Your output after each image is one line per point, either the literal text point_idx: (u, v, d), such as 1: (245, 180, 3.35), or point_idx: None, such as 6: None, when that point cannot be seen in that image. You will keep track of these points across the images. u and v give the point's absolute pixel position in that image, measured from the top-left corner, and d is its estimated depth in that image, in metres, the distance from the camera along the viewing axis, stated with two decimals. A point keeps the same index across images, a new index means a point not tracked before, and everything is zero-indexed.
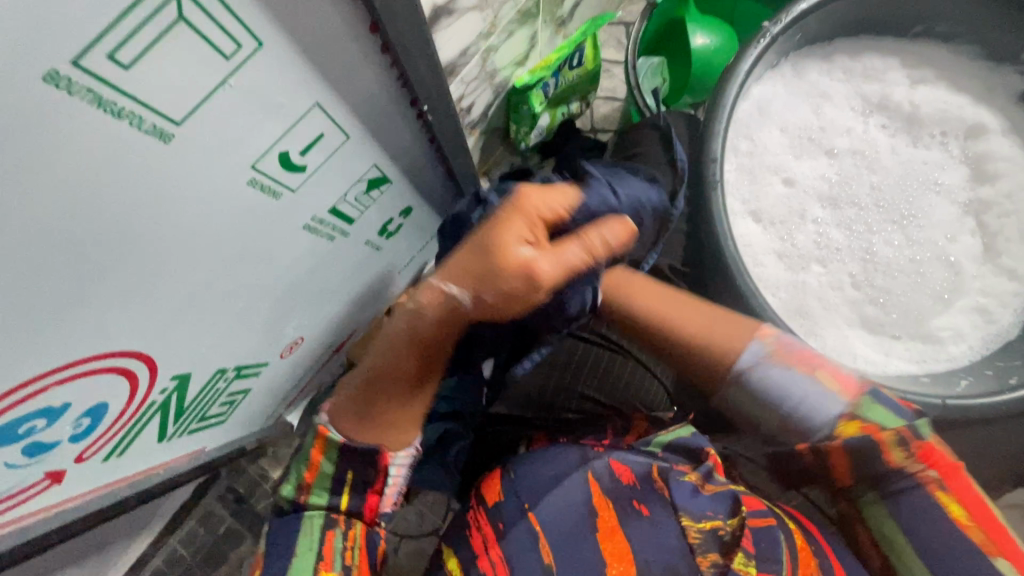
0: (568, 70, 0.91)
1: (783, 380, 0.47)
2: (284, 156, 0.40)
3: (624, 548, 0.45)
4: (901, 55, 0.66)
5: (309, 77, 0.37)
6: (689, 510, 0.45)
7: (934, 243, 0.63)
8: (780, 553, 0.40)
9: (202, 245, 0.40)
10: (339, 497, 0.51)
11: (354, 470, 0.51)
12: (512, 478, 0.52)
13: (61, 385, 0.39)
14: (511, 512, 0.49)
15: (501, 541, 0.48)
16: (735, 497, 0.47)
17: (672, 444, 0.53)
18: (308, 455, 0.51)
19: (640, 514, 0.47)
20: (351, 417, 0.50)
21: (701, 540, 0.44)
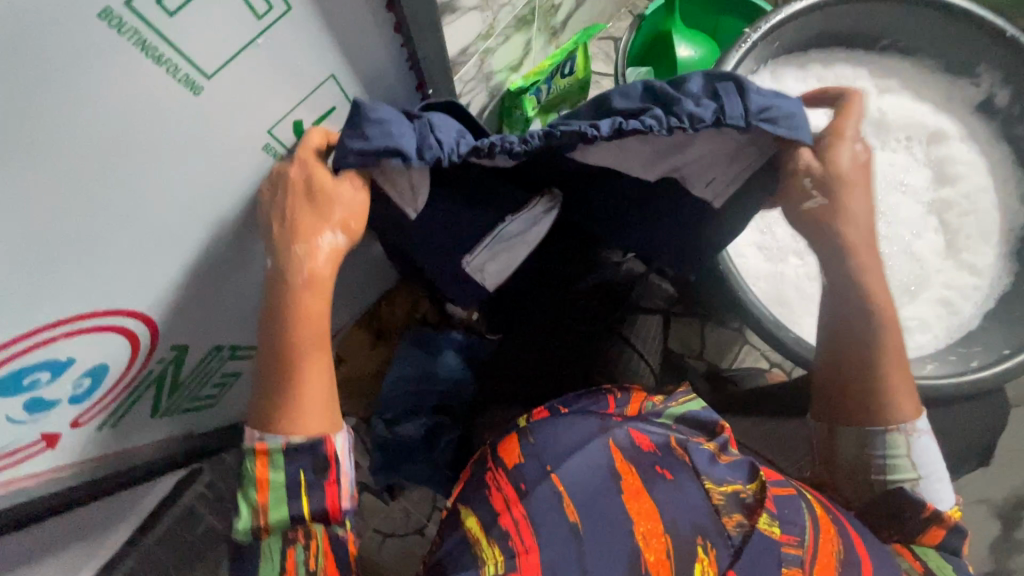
0: (560, 77, 0.94)
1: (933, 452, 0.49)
2: (298, 124, 0.43)
3: (650, 508, 0.42)
4: (869, 66, 0.72)
5: (329, 48, 0.39)
6: (711, 476, 0.45)
7: (901, 238, 0.68)
8: (803, 519, 0.41)
9: (214, 206, 0.42)
10: (299, 503, 0.43)
11: (304, 469, 0.43)
12: (532, 442, 0.48)
13: (69, 337, 0.40)
14: (532, 472, 0.46)
15: (523, 500, 0.44)
16: (752, 467, 0.47)
17: (685, 416, 0.52)
18: (252, 481, 0.43)
19: (664, 479, 0.44)
20: (282, 411, 0.43)
21: (724, 502, 0.43)
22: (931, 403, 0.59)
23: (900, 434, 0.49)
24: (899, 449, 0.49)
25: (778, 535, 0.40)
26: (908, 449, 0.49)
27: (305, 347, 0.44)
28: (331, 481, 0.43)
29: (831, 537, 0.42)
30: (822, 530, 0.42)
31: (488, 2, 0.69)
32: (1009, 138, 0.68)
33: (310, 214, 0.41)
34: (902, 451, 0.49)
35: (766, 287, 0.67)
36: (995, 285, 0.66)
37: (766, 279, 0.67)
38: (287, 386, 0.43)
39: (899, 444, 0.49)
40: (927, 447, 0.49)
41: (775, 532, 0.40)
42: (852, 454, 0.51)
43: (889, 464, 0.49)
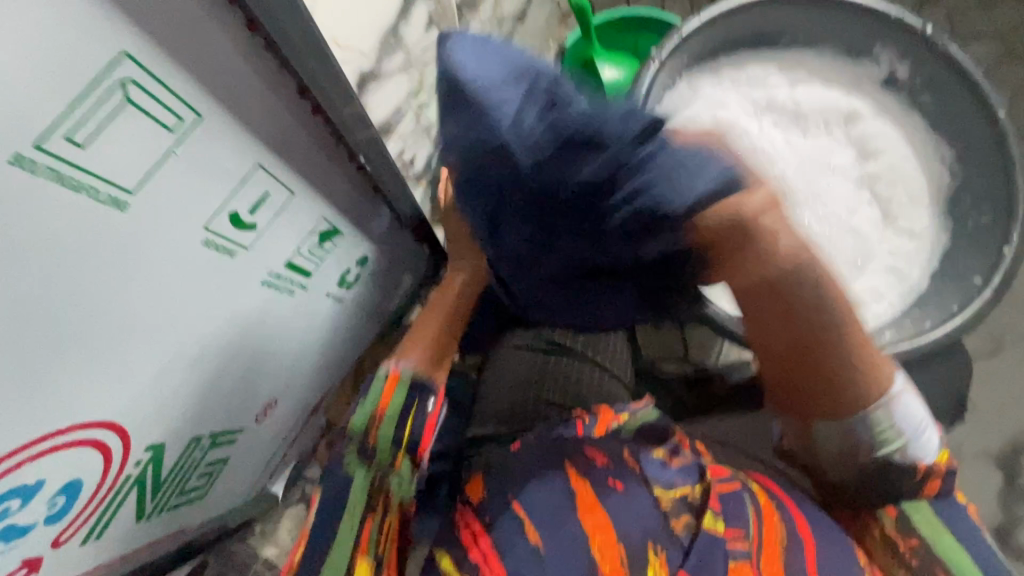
0: None
1: (914, 413, 0.50)
2: (234, 215, 0.44)
3: (605, 521, 0.44)
4: (778, 62, 0.76)
5: (250, 140, 0.41)
6: (661, 481, 0.48)
7: (839, 216, 0.70)
8: (745, 513, 0.44)
9: (164, 308, 0.43)
10: (404, 430, 0.51)
11: (418, 400, 0.53)
12: (495, 477, 0.51)
13: (35, 459, 0.40)
14: (495, 505, 0.47)
15: (490, 532, 0.46)
16: (702, 469, 0.49)
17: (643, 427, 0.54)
18: (378, 393, 0.53)
19: (616, 490, 0.46)
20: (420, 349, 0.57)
21: (672, 506, 0.46)
22: None
23: (882, 411, 0.49)
24: (884, 426, 0.49)
25: (723, 531, 0.43)
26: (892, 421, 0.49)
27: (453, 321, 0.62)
28: (430, 428, 0.52)
29: (773, 525, 0.45)
30: (766, 519, 0.45)
31: (411, 63, 0.72)
32: (919, 107, 0.72)
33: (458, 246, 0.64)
34: (886, 422, 0.49)
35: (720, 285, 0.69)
36: (935, 246, 0.69)
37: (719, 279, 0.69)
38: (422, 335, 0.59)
39: (884, 418, 0.49)
40: (908, 409, 0.49)
41: (720, 529, 0.43)
42: (836, 443, 0.52)
43: (878, 440, 0.50)
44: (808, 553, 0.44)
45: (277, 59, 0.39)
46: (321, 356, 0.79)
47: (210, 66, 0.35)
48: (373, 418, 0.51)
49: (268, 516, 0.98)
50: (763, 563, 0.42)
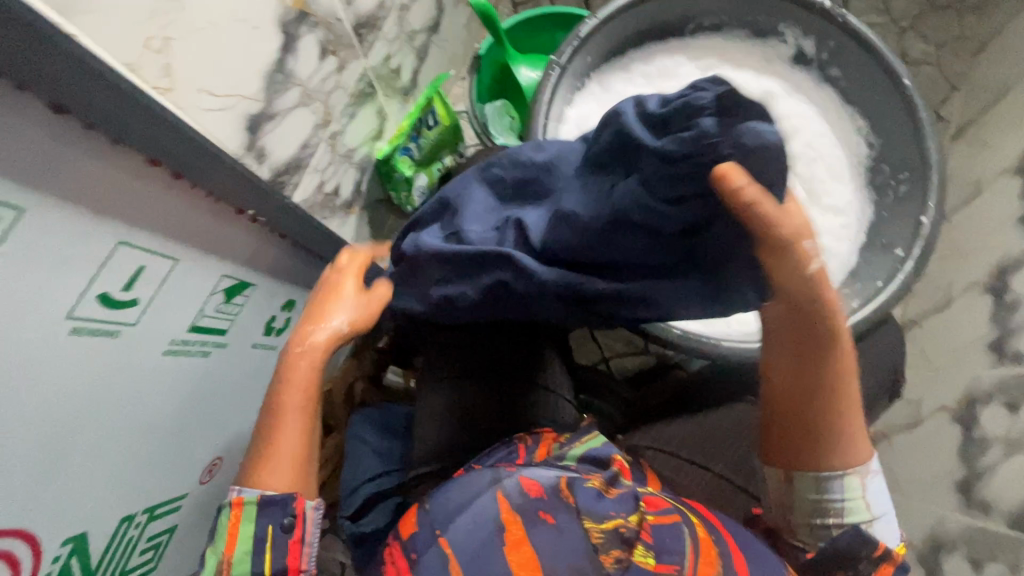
0: (427, 130, 0.98)
1: (876, 491, 0.53)
2: (105, 296, 0.42)
3: (531, 556, 0.39)
4: (687, 51, 0.75)
5: (99, 218, 0.39)
6: (593, 512, 0.42)
7: None
8: (681, 545, 0.41)
9: (41, 405, 0.41)
10: (262, 566, 0.47)
11: (273, 523, 0.47)
12: (427, 509, 0.46)
13: None
14: (422, 541, 0.43)
15: (412, 571, 0.42)
16: (637, 497, 0.45)
17: (585, 456, 0.54)
18: (223, 534, 0.47)
19: (546, 523, 0.41)
20: (261, 467, 0.50)
21: (604, 540, 0.41)
22: None
23: (855, 477, 0.52)
24: (854, 491, 0.52)
25: (653, 565, 0.40)
26: (862, 490, 0.52)
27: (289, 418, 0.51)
28: (292, 545, 0.47)
29: (710, 562, 0.41)
30: (703, 552, 0.42)
31: (312, 94, 0.70)
32: (830, 80, 0.72)
33: (333, 295, 0.57)
34: (857, 492, 0.52)
35: None
36: (861, 219, 0.69)
37: None
38: (278, 437, 0.50)
39: (857, 489, 0.52)
40: (878, 485, 0.53)
41: (649, 563, 0.40)
42: (808, 498, 0.53)
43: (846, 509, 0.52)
44: None
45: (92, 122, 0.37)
46: (262, 406, 0.76)
47: (18, 152, 0.33)
48: (225, 560, 0.47)
49: None
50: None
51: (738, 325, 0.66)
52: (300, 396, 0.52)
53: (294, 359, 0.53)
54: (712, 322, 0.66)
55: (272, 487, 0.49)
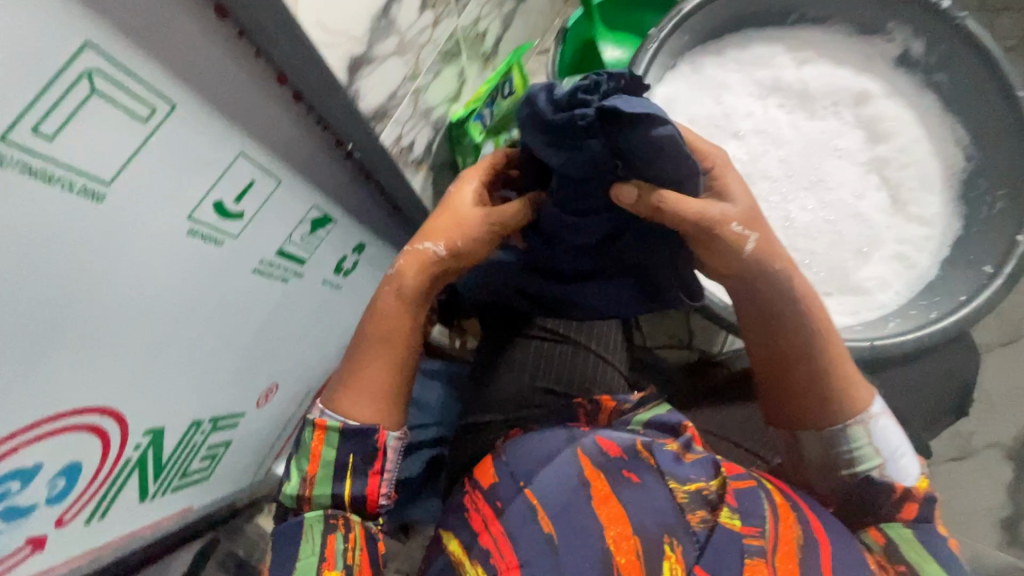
0: (501, 99, 1.01)
1: (887, 434, 0.53)
2: (219, 204, 0.44)
3: (619, 511, 0.45)
4: (786, 41, 0.72)
5: (227, 128, 0.41)
6: (676, 474, 0.47)
7: (844, 202, 0.67)
8: (761, 508, 0.44)
9: (152, 297, 0.44)
10: (343, 484, 0.49)
11: (354, 454, 0.50)
12: (505, 461, 0.53)
13: (33, 443, 0.42)
14: (506, 490, 0.50)
15: (500, 517, 0.48)
16: (715, 462, 0.49)
17: (652, 421, 0.55)
18: (308, 452, 0.50)
19: (632, 482, 0.47)
20: (346, 391, 0.51)
21: (688, 499, 0.46)
22: (894, 364, 0.60)
23: (859, 427, 0.52)
24: (861, 439, 0.52)
25: (739, 527, 0.43)
26: (869, 437, 0.52)
27: (375, 343, 0.52)
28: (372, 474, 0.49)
29: (789, 526, 0.44)
30: (782, 518, 0.44)
31: (406, 45, 0.71)
32: (934, 87, 0.69)
33: (447, 209, 0.53)
34: (863, 439, 0.52)
35: None
36: (946, 233, 0.66)
37: None
38: (363, 364, 0.51)
39: (861, 435, 0.52)
40: (885, 429, 0.53)
41: (736, 524, 0.43)
42: (818, 452, 0.54)
43: (854, 455, 0.52)
44: (823, 554, 0.43)
45: (237, 30, 0.38)
46: (319, 342, 0.80)
47: (172, 49, 0.35)
48: (308, 475, 0.49)
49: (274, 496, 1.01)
50: (780, 559, 0.42)
51: None
52: (393, 331, 0.52)
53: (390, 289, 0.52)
54: None
55: (357, 419, 0.50)
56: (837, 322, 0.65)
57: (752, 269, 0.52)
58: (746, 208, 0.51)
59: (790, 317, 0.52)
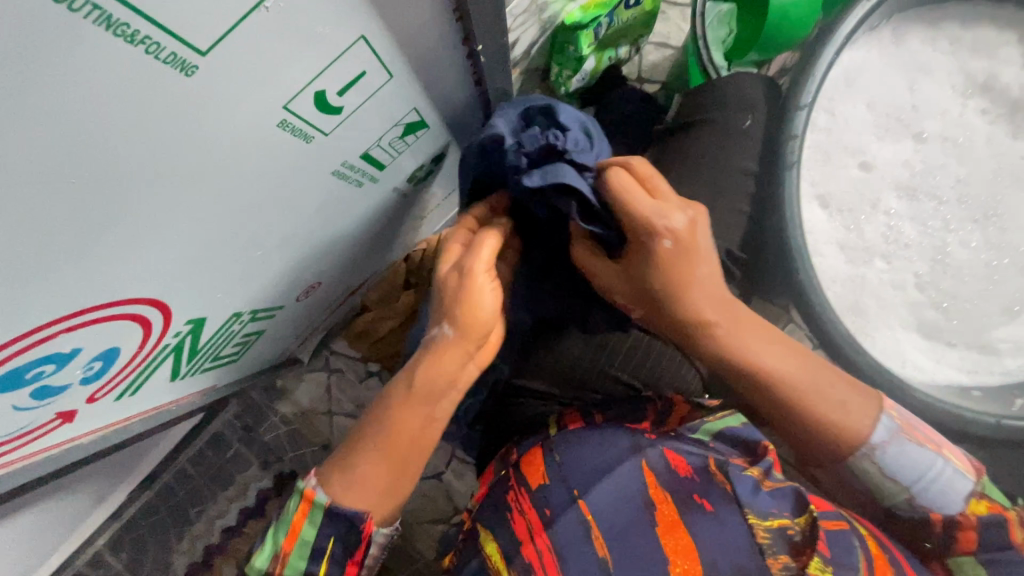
0: (624, 9, 0.82)
1: (915, 460, 0.44)
2: (321, 95, 0.35)
3: (687, 545, 0.41)
4: (1019, 29, 0.57)
5: (356, 0, 0.31)
6: (755, 507, 0.41)
7: (1015, 248, 0.57)
8: (856, 561, 0.37)
9: (222, 190, 0.36)
10: (317, 567, 0.46)
11: (332, 537, 0.45)
12: (558, 462, 0.49)
13: (69, 332, 0.36)
14: (558, 499, 0.46)
15: (548, 529, 0.44)
16: (800, 495, 0.43)
17: (723, 433, 0.48)
18: (287, 524, 0.45)
19: (703, 510, 0.43)
20: (339, 472, 0.45)
21: (771, 541, 0.40)
22: (1005, 444, 0.54)
23: (862, 461, 0.45)
24: (869, 471, 0.45)
25: None
26: (880, 468, 0.45)
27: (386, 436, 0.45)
28: (351, 561, 0.45)
29: None
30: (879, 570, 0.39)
31: None
32: None
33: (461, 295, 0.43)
34: (875, 473, 0.45)
35: (841, 292, 0.58)
36: None
37: (843, 283, 0.58)
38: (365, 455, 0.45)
39: (869, 469, 0.45)
40: (899, 459, 0.44)
41: None
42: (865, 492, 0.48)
43: (874, 487, 0.46)
44: None
45: None
46: (373, 247, 0.73)
47: None
48: (283, 547, 0.46)
49: (291, 375, 1.00)
50: None
51: (914, 369, 0.57)
52: (402, 432, 0.45)
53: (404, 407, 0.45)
54: (886, 355, 0.57)
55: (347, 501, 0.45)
56: (951, 377, 0.57)
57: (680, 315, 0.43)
58: (638, 286, 0.44)
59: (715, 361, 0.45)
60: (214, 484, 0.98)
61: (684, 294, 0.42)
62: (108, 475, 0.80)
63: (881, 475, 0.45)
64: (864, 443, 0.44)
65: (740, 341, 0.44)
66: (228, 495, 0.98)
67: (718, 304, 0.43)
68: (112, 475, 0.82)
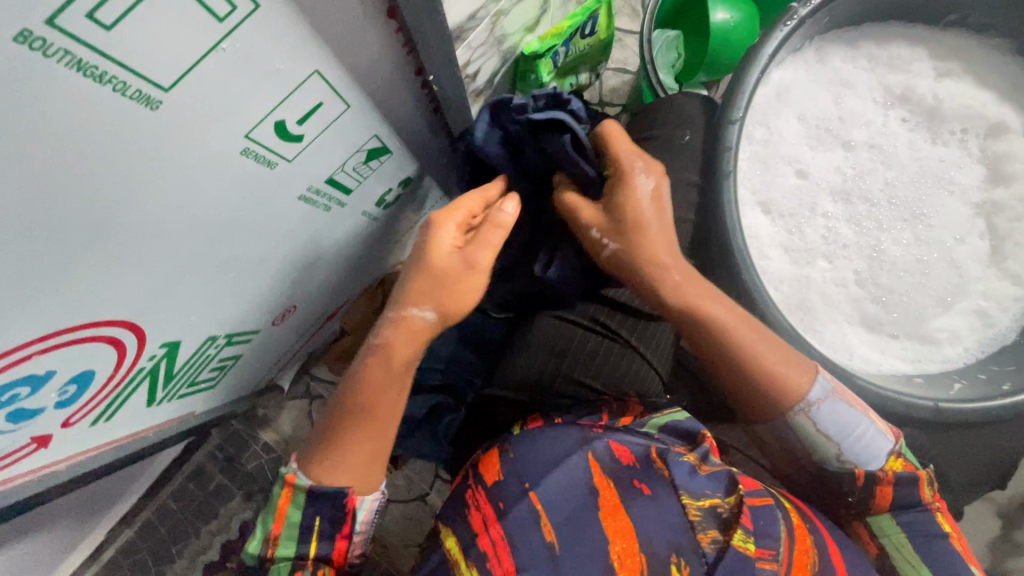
0: (580, 39, 0.87)
1: (846, 417, 0.49)
2: (281, 125, 0.38)
3: (625, 526, 0.44)
4: (929, 45, 0.63)
5: (310, 40, 0.34)
6: (689, 489, 0.46)
7: (942, 243, 0.61)
8: (777, 531, 0.43)
9: (191, 215, 0.38)
10: (307, 545, 0.46)
11: (321, 516, 0.46)
12: (511, 457, 0.51)
13: (45, 353, 0.38)
14: (510, 492, 0.48)
15: (502, 520, 0.47)
16: (732, 478, 0.49)
17: (669, 426, 0.55)
18: (273, 507, 0.47)
19: (641, 494, 0.46)
20: (322, 459, 0.46)
21: (701, 517, 0.45)
22: (948, 427, 0.57)
23: (800, 415, 0.49)
24: (807, 427, 0.50)
25: (753, 550, 0.42)
26: (813, 423, 0.49)
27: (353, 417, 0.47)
28: (341, 538, 0.46)
29: (805, 548, 0.44)
30: (799, 540, 0.44)
31: None
32: None
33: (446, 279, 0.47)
34: (810, 429, 0.50)
35: (788, 291, 0.61)
36: None
37: (789, 283, 0.62)
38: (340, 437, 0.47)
39: (806, 424, 0.50)
40: (833, 414, 0.49)
41: (749, 548, 0.42)
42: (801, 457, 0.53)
43: (810, 444, 0.51)
44: None
45: None
46: (347, 270, 0.75)
47: None
48: (270, 533, 0.47)
49: (272, 403, 1.00)
50: None
51: (861, 361, 0.60)
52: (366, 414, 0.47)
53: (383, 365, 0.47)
54: (834, 349, 0.61)
55: (328, 483, 0.46)
56: (896, 367, 0.61)
57: (645, 251, 0.50)
58: (611, 216, 0.51)
59: (686, 319, 0.50)
60: (195, 518, 0.97)
61: (640, 232, 0.50)
62: (84, 511, 0.79)
63: (813, 433, 0.50)
64: (805, 398, 0.49)
65: (702, 297, 0.50)
66: (210, 529, 0.97)
67: (676, 256, 0.50)
68: (90, 512, 0.81)
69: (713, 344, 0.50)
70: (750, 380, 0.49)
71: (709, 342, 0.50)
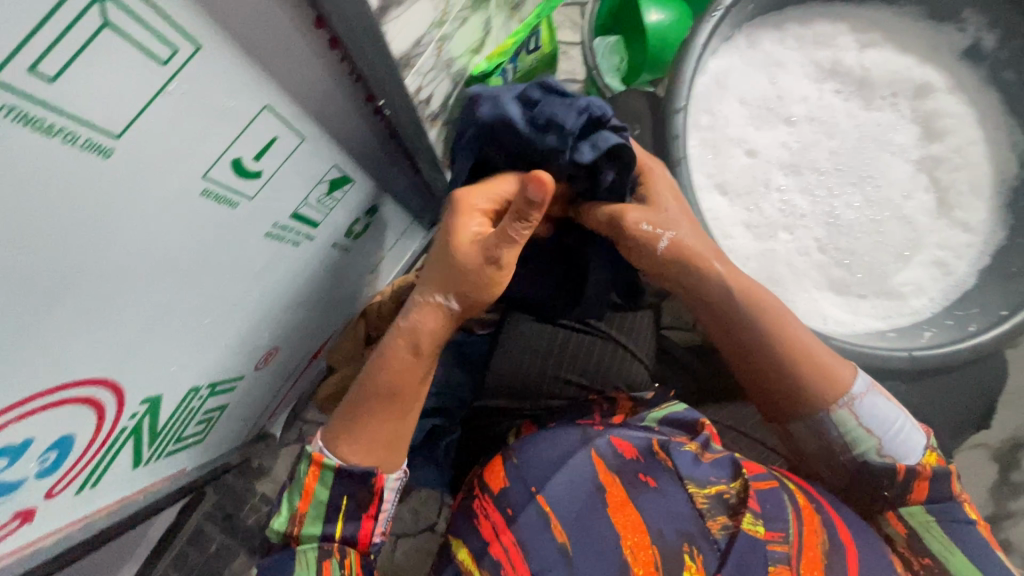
0: (526, 54, 0.90)
1: (886, 411, 0.52)
2: (238, 163, 0.39)
3: (636, 520, 0.45)
4: (849, 20, 0.67)
5: (255, 76, 0.35)
6: (695, 478, 0.47)
7: (892, 201, 0.64)
8: (785, 513, 0.44)
9: (158, 263, 0.39)
10: (334, 526, 0.48)
11: (348, 496, 0.48)
12: (516, 463, 0.50)
13: (21, 420, 0.37)
14: (518, 497, 0.48)
15: (512, 527, 0.46)
16: (735, 462, 0.50)
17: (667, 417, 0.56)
18: (300, 487, 0.48)
19: (647, 486, 0.47)
20: (345, 436, 0.48)
21: (709, 505, 0.46)
22: (926, 374, 0.59)
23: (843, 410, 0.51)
24: (848, 423, 0.51)
25: (762, 533, 0.42)
26: (858, 417, 0.51)
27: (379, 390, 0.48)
28: (366, 517, 0.48)
29: (813, 529, 0.44)
30: (807, 519, 0.44)
31: None
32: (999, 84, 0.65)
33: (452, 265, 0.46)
34: (853, 424, 0.51)
35: (756, 267, 0.63)
36: (988, 242, 0.63)
37: (756, 259, 0.63)
38: (361, 411, 0.48)
39: (849, 419, 0.52)
40: (874, 406, 0.51)
41: (759, 531, 0.43)
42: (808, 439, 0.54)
43: (849, 439, 0.52)
44: (850, 558, 0.43)
45: None
46: (325, 305, 0.75)
47: None
48: (298, 511, 0.48)
49: (266, 454, 0.98)
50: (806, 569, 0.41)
51: (835, 324, 0.62)
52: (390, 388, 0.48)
53: (392, 364, 0.48)
54: (807, 316, 0.62)
55: (354, 461, 0.48)
56: (869, 326, 0.63)
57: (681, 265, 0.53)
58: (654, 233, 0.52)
59: (738, 317, 0.53)
60: None
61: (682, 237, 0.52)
62: None
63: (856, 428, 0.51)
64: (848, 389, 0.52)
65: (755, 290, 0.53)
66: None
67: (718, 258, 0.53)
68: None
69: (766, 344, 0.53)
70: (800, 381, 0.52)
71: (757, 345, 0.53)
